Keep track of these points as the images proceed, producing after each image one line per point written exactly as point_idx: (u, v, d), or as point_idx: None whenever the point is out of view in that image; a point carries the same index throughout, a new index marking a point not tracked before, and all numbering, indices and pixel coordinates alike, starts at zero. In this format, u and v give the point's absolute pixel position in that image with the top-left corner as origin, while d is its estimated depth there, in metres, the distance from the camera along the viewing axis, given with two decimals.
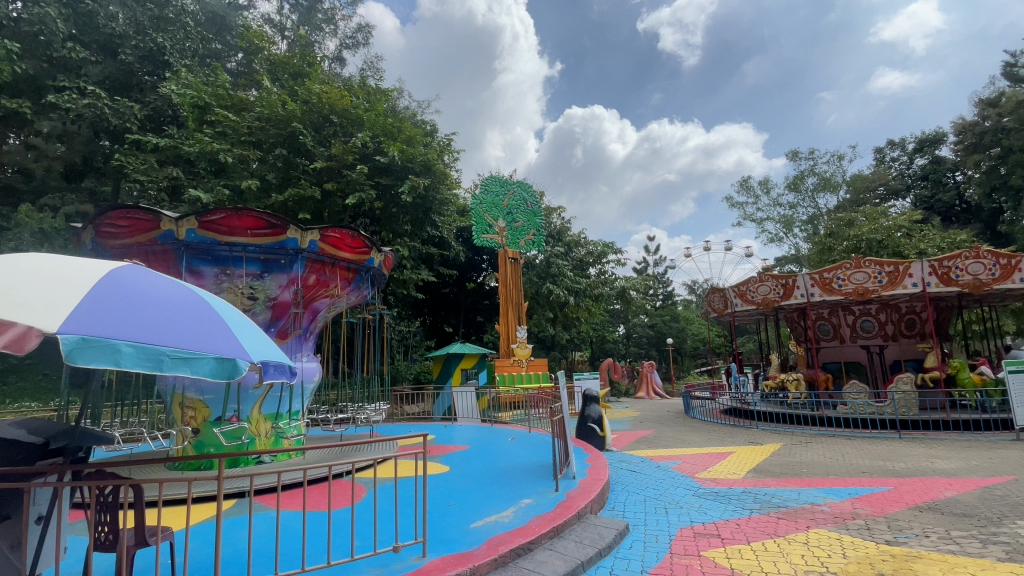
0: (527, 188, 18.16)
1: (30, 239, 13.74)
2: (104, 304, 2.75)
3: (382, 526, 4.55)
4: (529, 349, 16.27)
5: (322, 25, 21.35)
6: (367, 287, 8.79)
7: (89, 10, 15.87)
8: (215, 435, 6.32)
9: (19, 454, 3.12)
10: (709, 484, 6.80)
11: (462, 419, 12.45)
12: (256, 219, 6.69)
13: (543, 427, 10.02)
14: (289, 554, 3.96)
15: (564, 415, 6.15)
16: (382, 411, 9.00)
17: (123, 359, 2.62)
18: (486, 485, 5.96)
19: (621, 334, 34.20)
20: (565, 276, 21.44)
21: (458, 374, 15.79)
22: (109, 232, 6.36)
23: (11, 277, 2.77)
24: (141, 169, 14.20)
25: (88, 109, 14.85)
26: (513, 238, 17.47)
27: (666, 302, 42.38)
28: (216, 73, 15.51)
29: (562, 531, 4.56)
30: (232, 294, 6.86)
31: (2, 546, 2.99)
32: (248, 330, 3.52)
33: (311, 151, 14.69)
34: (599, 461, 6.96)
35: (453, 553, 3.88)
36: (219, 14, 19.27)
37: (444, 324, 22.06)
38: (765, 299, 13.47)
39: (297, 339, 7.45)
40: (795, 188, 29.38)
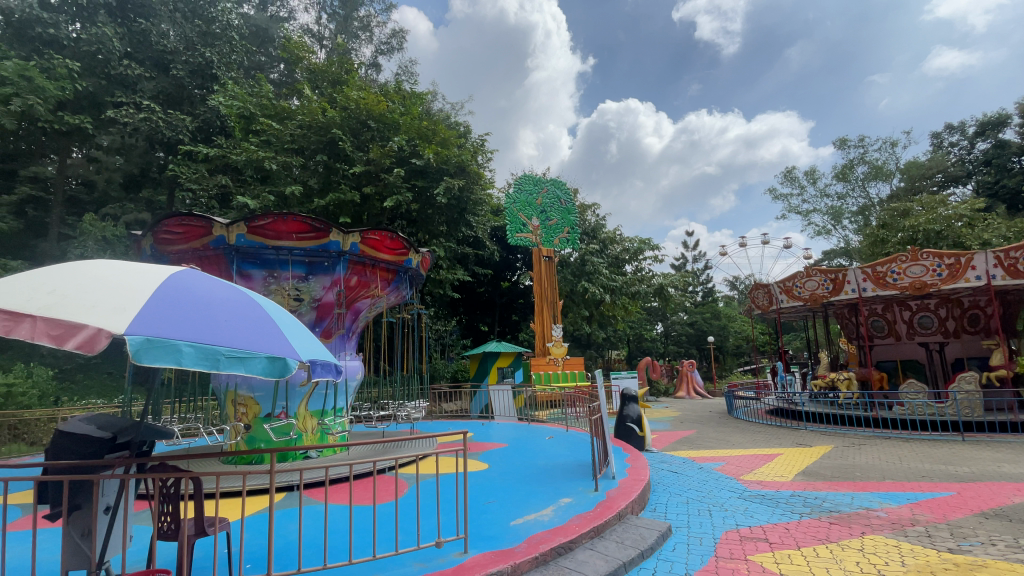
0: (561, 185, 18.04)
1: (94, 246, 14.74)
2: (166, 307, 2.92)
3: (424, 522, 4.63)
4: (565, 347, 16.13)
5: (358, 33, 21.88)
6: (406, 288, 8.95)
7: (143, 30, 16.84)
8: (266, 431, 6.57)
9: (88, 448, 3.39)
10: (756, 486, 6.58)
11: (499, 418, 12.54)
12: (301, 223, 6.92)
13: (581, 427, 9.95)
14: (337, 547, 4.09)
15: (603, 415, 6.08)
16: (421, 409, 9.16)
17: (183, 359, 2.78)
18: (525, 483, 5.99)
19: (659, 332, 33.54)
20: (601, 274, 21.23)
21: (495, 373, 15.86)
22: (166, 239, 6.77)
23: (83, 282, 2.98)
24: (192, 178, 14.96)
25: (144, 122, 15.83)
26: (547, 237, 17.47)
27: (706, 298, 41.27)
28: (260, 85, 16.17)
29: (603, 532, 4.52)
30: (280, 295, 7.15)
31: (75, 534, 3.28)
32: (297, 331, 3.67)
33: (350, 156, 15.08)
34: (639, 461, 6.86)
35: (494, 550, 3.92)
36: (262, 28, 20.14)
37: (480, 324, 22.25)
38: (813, 295, 12.93)
39: (341, 338, 7.68)
40: (843, 178, 28.03)
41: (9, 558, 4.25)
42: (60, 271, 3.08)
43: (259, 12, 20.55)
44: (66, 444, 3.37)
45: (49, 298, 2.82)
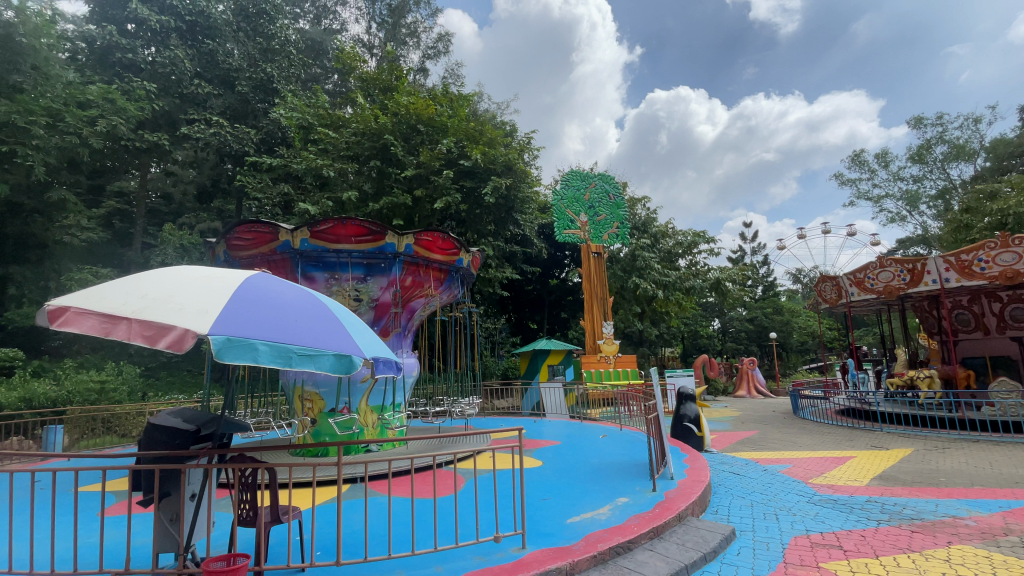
0: (609, 180, 17.72)
1: (173, 253, 15.99)
2: (243, 308, 3.13)
3: (482, 516, 4.71)
4: (616, 345, 15.86)
5: (406, 39, 22.45)
6: (458, 287, 9.10)
7: (210, 50, 18.05)
8: (330, 425, 6.91)
9: (176, 439, 3.70)
10: (826, 491, 6.23)
11: (551, 415, 12.56)
12: (359, 226, 7.21)
13: (636, 425, 9.78)
14: (400, 537, 4.25)
15: (660, 414, 5.93)
16: (475, 406, 9.28)
17: (260, 356, 2.96)
18: (580, 481, 5.97)
19: (716, 328, 32.30)
20: (653, 268, 20.67)
21: (546, 370, 15.85)
22: (238, 245, 7.25)
23: (168, 287, 3.23)
24: (257, 187, 15.89)
25: (214, 137, 17.02)
26: (596, 233, 17.21)
27: (767, 293, 39.39)
28: (316, 95, 16.92)
29: (663, 532, 4.43)
30: (341, 295, 7.48)
31: (165, 519, 3.57)
32: (360, 330, 3.84)
33: (401, 160, 15.46)
34: (699, 462, 6.67)
35: (552, 547, 3.93)
36: (317, 41, 21.12)
37: (530, 322, 22.31)
38: (888, 287, 12.04)
39: (398, 336, 7.93)
40: (919, 160, 25.94)
41: (109, 540, 4.70)
42: (148, 278, 3.37)
43: (314, 26, 21.53)
44: (158, 435, 3.69)
45: (141, 302, 3.09)
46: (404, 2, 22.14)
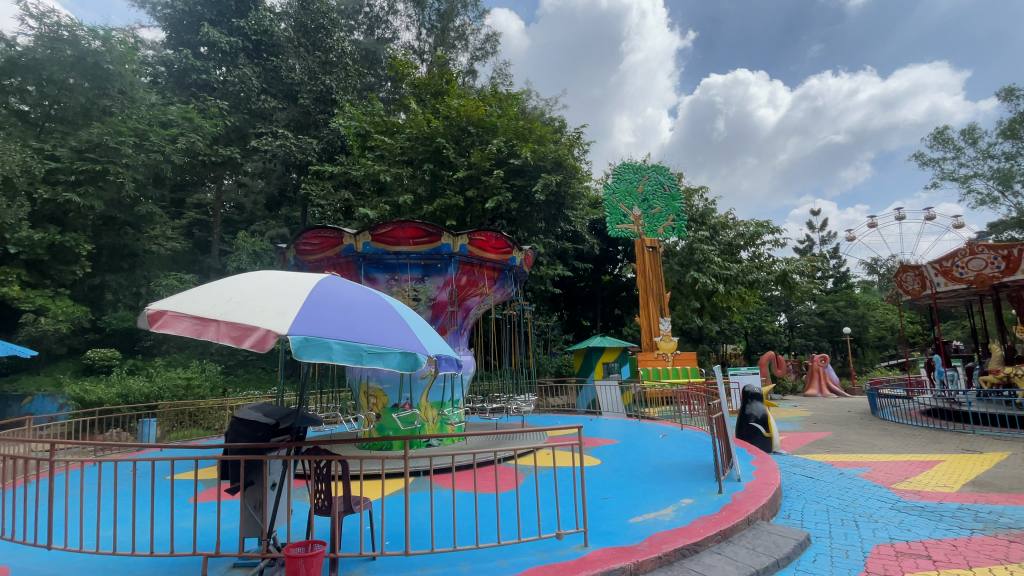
0: (663, 171, 17.18)
1: (247, 259, 17.17)
2: (317, 309, 3.33)
3: (544, 513, 4.75)
4: (674, 342, 15.43)
5: (455, 42, 22.85)
6: (511, 285, 9.16)
7: (275, 67, 19.17)
8: (394, 420, 7.20)
9: (259, 432, 4.00)
10: (911, 497, 5.78)
11: (607, 413, 12.40)
12: (416, 228, 7.43)
13: (698, 425, 9.47)
14: (464, 531, 4.36)
15: (724, 413, 5.71)
16: (530, 402, 9.32)
17: (334, 354, 3.16)
18: (641, 480, 5.87)
19: (782, 324, 30.64)
20: (712, 262, 19.85)
21: (600, 368, 15.61)
22: (307, 249, 7.70)
23: (249, 290, 3.48)
24: (320, 195, 16.74)
25: (280, 148, 18.06)
26: (650, 227, 16.80)
27: (838, 285, 36.92)
28: (371, 104, 17.56)
29: (731, 536, 4.28)
30: (401, 295, 7.78)
31: (249, 506, 3.86)
32: (422, 328, 3.99)
33: (453, 162, 15.77)
34: (767, 464, 6.38)
35: (615, 546, 3.90)
36: (371, 50, 21.98)
37: (583, 319, 22.15)
38: (980, 276, 10.98)
39: (455, 334, 8.14)
40: (1013, 134, 23.40)
41: (201, 524, 5.15)
42: (232, 282, 3.63)
43: (367, 37, 22.35)
44: (242, 428, 4.00)
45: (227, 305, 3.35)
46: (452, 6, 22.52)
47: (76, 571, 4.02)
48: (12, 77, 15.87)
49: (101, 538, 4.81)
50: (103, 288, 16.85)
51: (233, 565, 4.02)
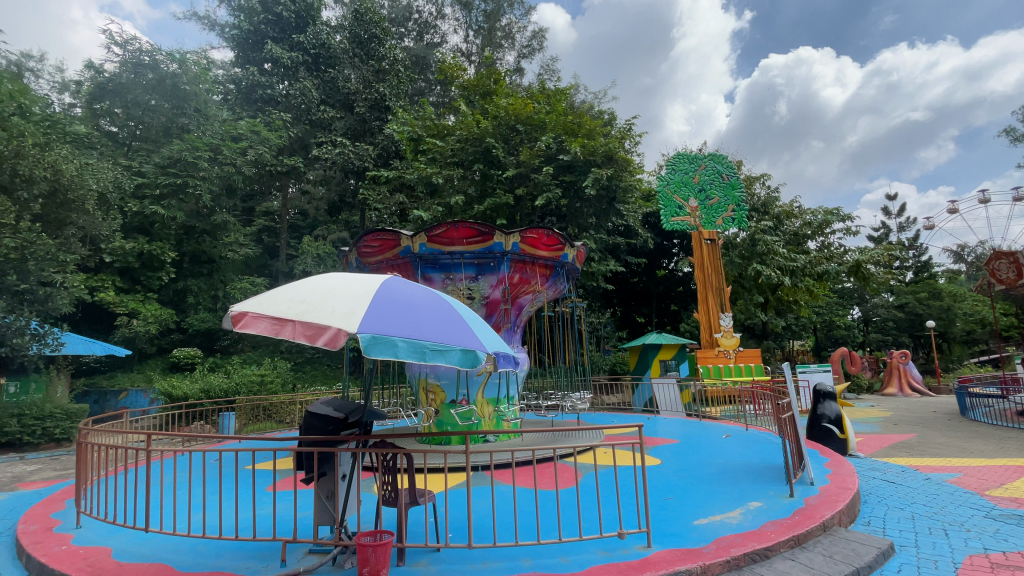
0: (721, 159, 16.48)
1: (312, 262, 18.14)
2: (382, 309, 3.49)
3: (605, 512, 4.71)
4: (736, 338, 14.84)
5: (502, 42, 23.00)
6: (564, 282, 9.11)
7: (332, 78, 20.02)
8: (452, 415, 7.38)
9: (329, 426, 4.21)
10: (1010, 505, 5.26)
11: (665, 412, 12.13)
12: (469, 228, 7.56)
13: (764, 425, 9.05)
14: (526, 526, 4.42)
15: (794, 413, 5.43)
16: (586, 400, 9.25)
17: (399, 351, 3.30)
18: (705, 482, 5.68)
19: (855, 318, 28.65)
20: (777, 253, 18.80)
21: (657, 365, 15.24)
22: (368, 252, 8.04)
23: (320, 292, 3.67)
24: (377, 199, 17.37)
25: (339, 155, 18.90)
26: (708, 218, 16.19)
27: (920, 275, 34.04)
28: (422, 108, 17.97)
29: (805, 542, 4.08)
30: (455, 294, 7.96)
31: (323, 496, 4.08)
32: (481, 327, 4.07)
33: (503, 161, 15.88)
34: (843, 467, 6.00)
35: (679, 548, 3.82)
36: (421, 56, 22.53)
37: (637, 315, 21.75)
38: None
39: (508, 331, 8.26)
40: None
41: (279, 511, 5.52)
42: (304, 284, 3.84)
43: (417, 42, 22.91)
44: (315, 421, 4.22)
45: (302, 305, 3.57)
46: (498, 6, 22.66)
47: (172, 552, 4.42)
48: (102, 102, 17.52)
49: (191, 521, 5.26)
50: (185, 292, 18.23)
51: (309, 551, 4.28)
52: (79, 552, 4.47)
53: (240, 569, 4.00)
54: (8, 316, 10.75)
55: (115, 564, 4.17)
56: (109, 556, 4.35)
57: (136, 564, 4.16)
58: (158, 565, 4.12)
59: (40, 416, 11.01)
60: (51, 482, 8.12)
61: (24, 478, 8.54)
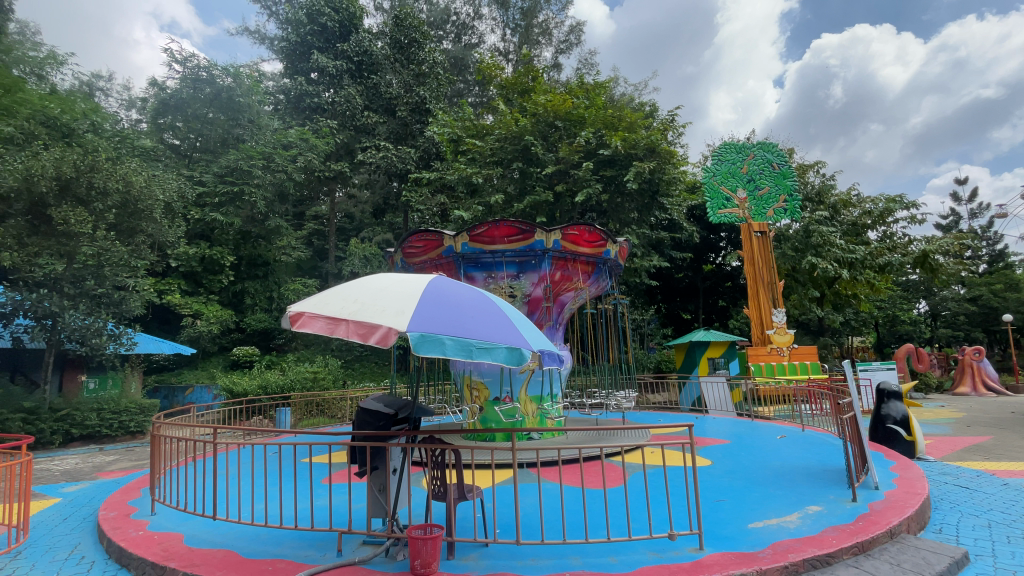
0: (771, 147, 15.78)
1: (359, 263, 18.79)
2: (430, 308, 3.57)
3: (654, 512, 4.64)
4: (790, 335, 14.23)
5: (539, 38, 22.95)
6: (607, 279, 9.00)
7: (375, 84, 20.55)
8: (496, 412, 7.46)
9: (381, 421, 4.34)
10: None
11: (714, 411, 11.79)
12: (510, 227, 7.59)
13: (822, 426, 8.64)
14: (573, 525, 4.41)
15: (856, 413, 5.14)
16: (631, 398, 9.11)
17: (447, 349, 3.37)
18: (760, 484, 5.48)
19: (921, 312, 26.81)
20: (833, 245, 17.82)
21: (705, 364, 14.79)
22: (412, 252, 8.23)
23: (370, 292, 3.79)
24: (419, 201, 17.72)
25: (383, 159, 19.43)
26: (757, 210, 15.58)
27: (995, 265, 31.45)
28: (462, 109, 18.13)
29: (869, 550, 3.87)
30: (497, 292, 8.03)
31: (375, 489, 4.24)
32: (526, 325, 4.09)
33: (542, 158, 15.83)
34: (912, 472, 5.64)
35: (734, 552, 3.71)
36: (460, 57, 22.81)
37: (682, 311, 21.20)
38: None
39: (551, 329, 8.27)
40: None
41: (334, 503, 5.76)
42: (355, 285, 3.97)
43: (455, 44, 23.16)
44: (367, 417, 4.37)
45: (354, 306, 3.69)
46: (535, 3, 22.60)
47: (236, 539, 4.70)
48: (165, 116, 18.71)
49: (254, 511, 5.57)
50: (243, 293, 19.22)
51: (363, 542, 4.44)
52: (154, 537, 4.82)
53: (299, 557, 4.20)
54: (87, 317, 11.79)
55: (186, 549, 4.47)
56: (181, 542, 4.67)
57: (205, 549, 4.44)
58: (224, 551, 4.38)
59: (117, 410, 11.94)
60: (128, 472, 8.78)
61: (104, 467, 9.28)
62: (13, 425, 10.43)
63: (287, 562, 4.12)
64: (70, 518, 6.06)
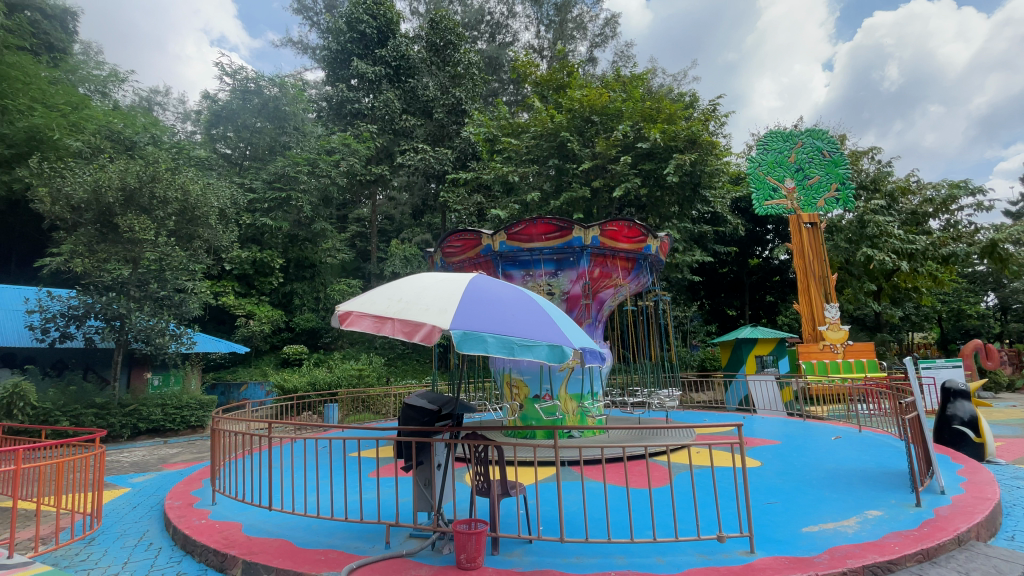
0: (821, 134, 15.03)
1: (400, 263, 19.23)
2: (472, 306, 3.62)
3: (702, 514, 4.53)
4: (845, 331, 13.57)
5: (574, 33, 22.73)
6: (648, 275, 8.83)
7: (413, 87, 20.93)
8: (536, 410, 7.48)
9: (425, 417, 4.40)
10: None
11: (763, 411, 11.38)
12: (548, 224, 7.57)
13: (880, 427, 8.20)
14: (618, 524, 4.37)
15: (920, 413, 4.84)
16: (675, 397, 8.92)
17: (489, 347, 3.42)
18: (813, 487, 5.26)
19: (991, 305, 24.93)
20: (891, 235, 16.82)
21: (753, 362, 14.26)
22: (451, 252, 8.35)
23: (414, 291, 3.88)
24: (457, 201, 17.94)
25: (421, 161, 19.78)
26: (807, 200, 14.90)
27: None
28: (497, 108, 18.16)
29: (934, 557, 3.65)
30: (536, 290, 8.02)
31: (420, 483, 4.34)
32: (567, 323, 4.07)
33: (578, 154, 15.65)
34: (982, 476, 5.26)
35: (787, 556, 3.59)
36: (494, 56, 22.93)
37: (727, 307, 20.56)
38: None
39: (590, 326, 8.20)
40: None
41: (382, 496, 5.95)
42: (400, 284, 4.07)
43: (489, 44, 23.25)
44: (412, 413, 4.44)
45: (398, 304, 3.79)
46: None
47: (291, 529, 4.93)
48: (217, 127, 19.73)
49: (307, 502, 5.82)
50: (291, 294, 20.01)
51: (410, 535, 4.55)
52: (215, 525, 5.12)
53: (350, 548, 4.35)
54: (152, 318, 12.60)
55: (245, 537, 4.73)
56: (240, 531, 4.94)
57: (262, 538, 4.68)
58: (280, 540, 4.60)
59: (179, 406, 12.71)
60: (190, 464, 9.34)
61: (169, 459, 9.90)
62: (87, 419, 11.34)
63: (339, 552, 4.28)
64: (138, 506, 6.51)
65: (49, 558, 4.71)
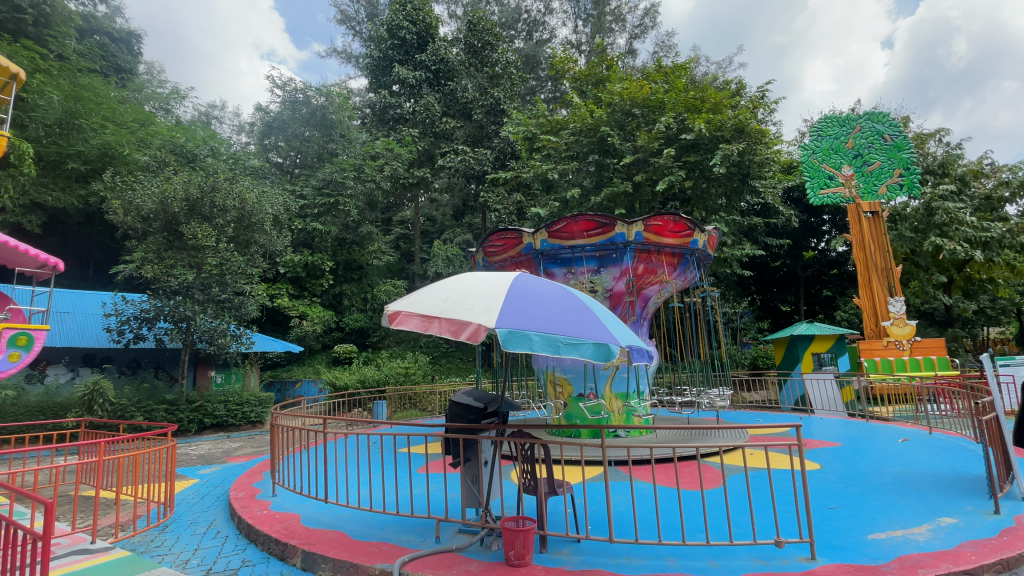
0: (881, 117, 14.11)
1: (443, 263, 19.60)
2: (517, 304, 3.65)
3: (758, 517, 4.38)
4: (911, 327, 12.73)
5: (613, 26, 22.38)
6: (694, 270, 8.62)
7: (452, 90, 21.21)
8: (581, 408, 7.44)
9: (471, 415, 4.43)
10: None
11: (820, 412, 10.85)
12: (589, 221, 7.51)
13: (954, 429, 7.67)
14: (668, 526, 4.30)
15: (999, 414, 4.49)
16: (725, 397, 8.65)
17: (535, 345, 3.44)
18: (879, 491, 4.97)
19: None
20: (963, 222, 15.62)
21: (809, 360, 13.60)
22: (493, 251, 8.43)
23: (459, 291, 3.94)
24: (497, 200, 18.11)
25: (462, 162, 20.04)
26: (867, 187, 14.04)
27: None
28: (536, 105, 18.09)
29: (1016, 568, 3.39)
30: (578, 288, 7.97)
31: (468, 479, 4.39)
32: (612, 321, 4.04)
33: (619, 149, 15.37)
34: None
35: (851, 563, 3.41)
36: (531, 54, 22.96)
37: (780, 303, 19.69)
38: None
39: (635, 323, 8.08)
40: None
41: (431, 492, 6.11)
42: (445, 283, 4.14)
43: (527, 42, 23.24)
44: (458, 410, 4.47)
45: (444, 304, 3.86)
46: None
47: (345, 521, 5.14)
48: (269, 137, 20.71)
49: (360, 496, 6.06)
50: (341, 296, 20.75)
51: (459, 531, 4.63)
52: (276, 516, 5.41)
53: (402, 541, 4.49)
54: (215, 320, 13.41)
55: (303, 528, 4.96)
56: (299, 522, 5.19)
57: (319, 529, 4.90)
58: (336, 532, 4.80)
59: (240, 402, 13.45)
60: (251, 458, 9.88)
61: (232, 453, 10.51)
62: (159, 415, 12.22)
63: (392, 545, 4.43)
64: (206, 496, 6.96)
65: (127, 544, 5.11)
